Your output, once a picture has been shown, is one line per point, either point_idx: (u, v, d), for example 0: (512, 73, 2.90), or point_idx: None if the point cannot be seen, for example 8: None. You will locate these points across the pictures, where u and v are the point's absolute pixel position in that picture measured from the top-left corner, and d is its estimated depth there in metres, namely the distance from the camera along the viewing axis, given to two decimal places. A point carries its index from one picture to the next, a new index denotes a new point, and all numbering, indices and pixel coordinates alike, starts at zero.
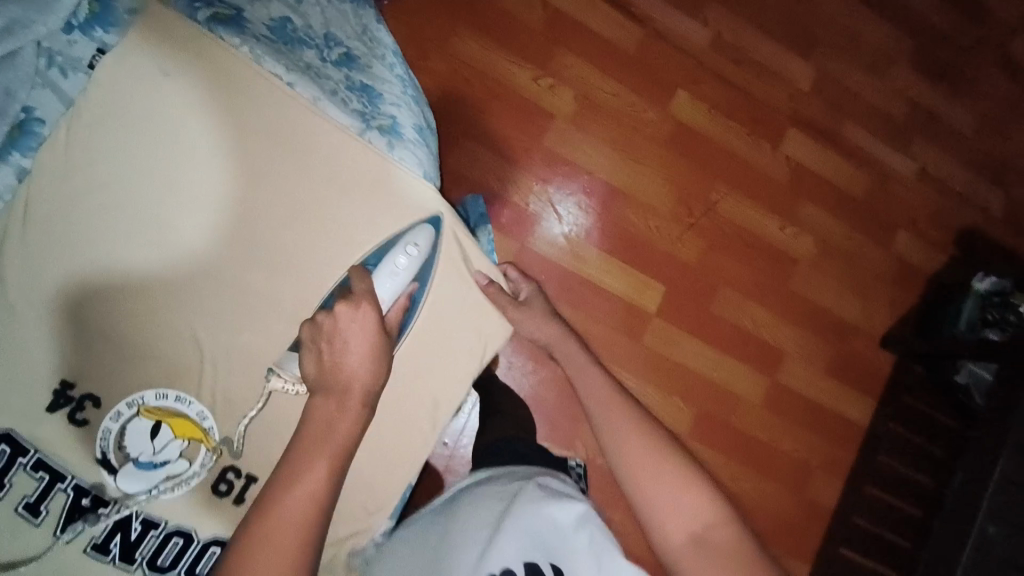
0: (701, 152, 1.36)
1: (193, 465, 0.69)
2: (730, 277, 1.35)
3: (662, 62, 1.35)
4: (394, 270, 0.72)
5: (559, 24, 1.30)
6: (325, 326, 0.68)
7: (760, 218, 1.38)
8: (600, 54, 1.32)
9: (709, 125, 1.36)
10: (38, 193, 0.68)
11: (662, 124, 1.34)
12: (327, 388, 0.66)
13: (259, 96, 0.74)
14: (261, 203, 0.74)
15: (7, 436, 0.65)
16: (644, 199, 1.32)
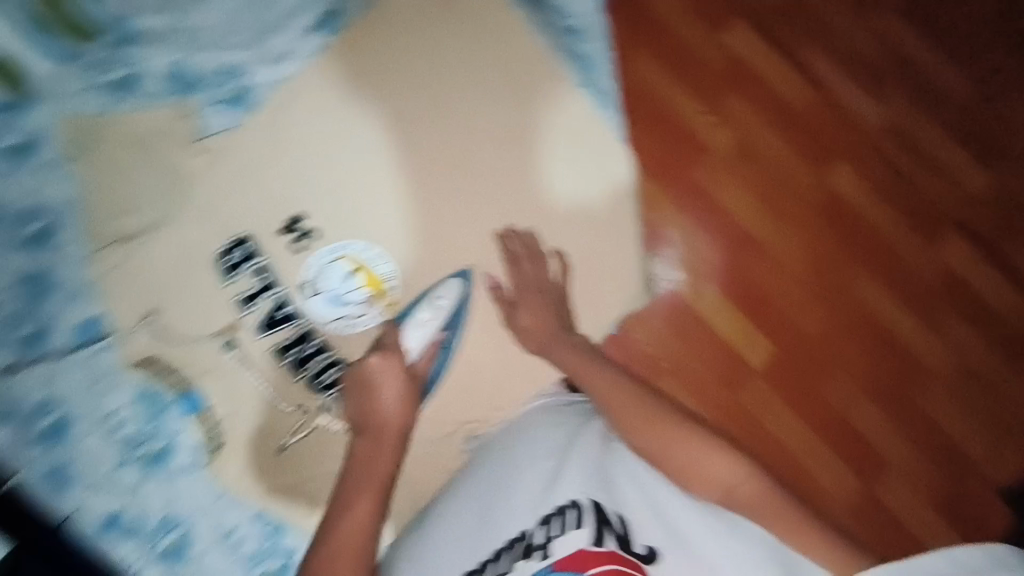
0: (849, 222, 1.13)
1: (367, 315, 0.79)
2: (850, 365, 1.09)
3: (822, 122, 1.15)
4: (420, 323, 0.77)
5: (737, 66, 1.15)
6: (355, 375, 0.72)
7: (897, 311, 1.11)
8: (769, 106, 1.15)
9: (867, 207, 1.13)
10: (324, 69, 0.79)
11: (813, 185, 1.13)
12: (365, 431, 0.69)
13: (513, 44, 0.84)
14: (487, 127, 0.83)
15: (247, 239, 0.77)
16: (774, 258, 1.11)
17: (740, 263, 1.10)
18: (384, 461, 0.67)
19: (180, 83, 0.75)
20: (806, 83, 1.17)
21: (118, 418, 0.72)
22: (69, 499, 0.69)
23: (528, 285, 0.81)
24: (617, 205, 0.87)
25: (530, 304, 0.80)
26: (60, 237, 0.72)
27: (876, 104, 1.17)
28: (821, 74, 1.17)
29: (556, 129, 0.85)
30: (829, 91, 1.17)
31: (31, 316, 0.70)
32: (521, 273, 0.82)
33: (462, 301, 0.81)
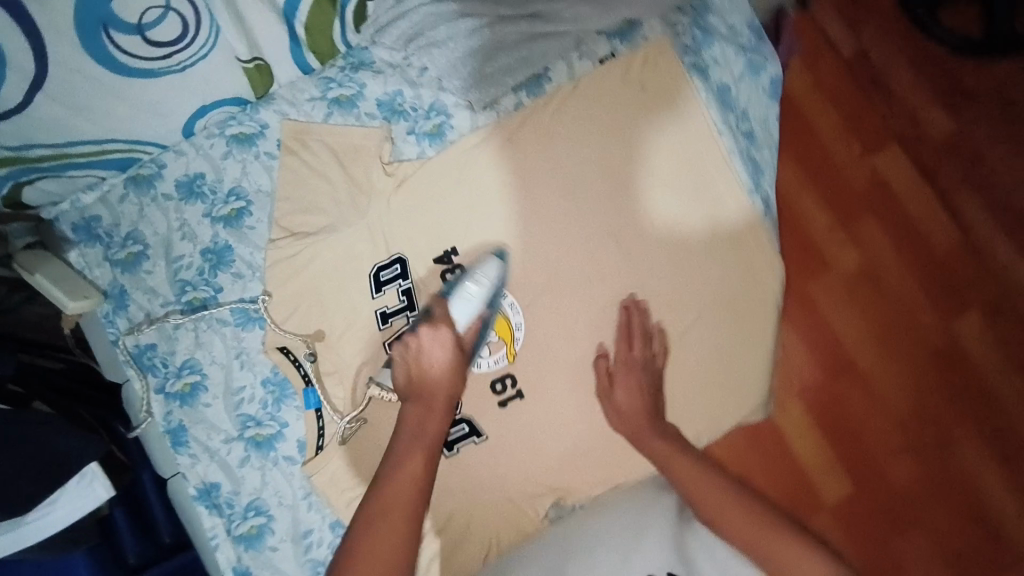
0: (967, 382, 1.03)
1: (489, 359, 0.78)
2: (932, 526, 1.00)
3: (959, 271, 1.07)
4: (465, 296, 0.71)
5: (880, 191, 1.10)
6: (409, 349, 0.68)
7: (1000, 484, 1.01)
8: (906, 239, 1.08)
9: (993, 367, 1.03)
10: (510, 124, 0.82)
11: (937, 332, 1.05)
12: (416, 396, 0.66)
13: (696, 133, 0.81)
14: (652, 213, 0.80)
15: (402, 260, 0.81)
16: (873, 393, 1.04)
17: (834, 388, 1.04)
18: (434, 424, 0.65)
19: (390, 110, 0.84)
20: (952, 225, 1.09)
21: (241, 396, 0.78)
22: (181, 457, 0.78)
23: (632, 364, 0.78)
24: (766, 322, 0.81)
25: (626, 382, 0.77)
26: (245, 221, 0.83)
27: None
28: (972, 219, 1.09)
29: (722, 231, 0.80)
30: (977, 237, 1.08)
31: (205, 283, 0.81)
32: (627, 348, 0.78)
33: (500, 277, 0.76)
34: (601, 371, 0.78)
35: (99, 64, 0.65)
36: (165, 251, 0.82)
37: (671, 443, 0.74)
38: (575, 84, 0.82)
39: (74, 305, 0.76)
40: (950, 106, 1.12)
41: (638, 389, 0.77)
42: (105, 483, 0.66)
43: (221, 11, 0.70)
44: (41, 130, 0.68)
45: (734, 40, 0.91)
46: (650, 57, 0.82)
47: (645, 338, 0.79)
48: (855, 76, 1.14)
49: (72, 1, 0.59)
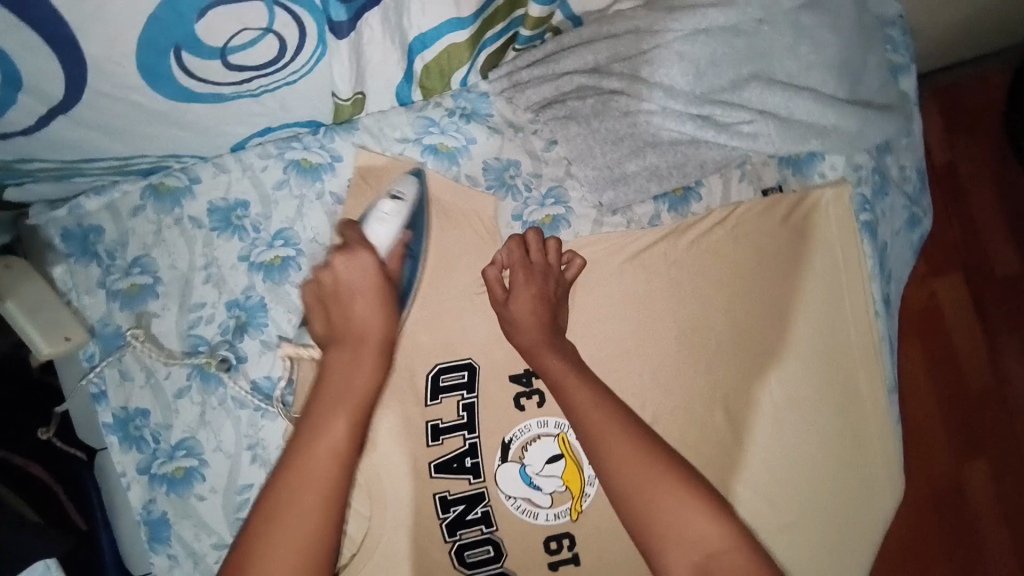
0: (957, 525, 1.03)
1: (549, 510, 0.66)
2: None
3: (983, 414, 1.06)
4: (382, 216, 0.59)
5: (934, 321, 1.08)
6: (325, 282, 0.58)
7: None
8: (943, 369, 1.06)
9: (984, 518, 1.03)
10: (641, 242, 0.67)
11: (945, 471, 1.04)
12: (340, 338, 0.56)
13: (848, 295, 0.68)
14: (779, 395, 0.67)
15: (473, 369, 0.67)
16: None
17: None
18: (364, 374, 0.54)
19: (498, 180, 0.68)
20: (990, 369, 1.07)
21: (245, 497, 0.63)
22: (157, 557, 0.63)
23: (538, 270, 0.63)
24: (860, 552, 0.66)
25: (524, 289, 0.62)
26: (289, 276, 0.66)
27: None
28: (1007, 365, 1.07)
29: (841, 407, 0.67)
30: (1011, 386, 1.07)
31: (226, 348, 0.64)
32: (524, 254, 0.64)
33: (421, 202, 0.64)
34: (495, 282, 0.63)
35: (154, 90, 0.49)
36: (181, 294, 0.64)
37: (573, 366, 0.59)
38: (729, 212, 0.67)
39: (50, 351, 0.60)
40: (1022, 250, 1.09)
41: (546, 300, 0.63)
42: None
43: (340, 54, 0.53)
44: (58, 149, 0.53)
45: (903, 188, 0.78)
46: (821, 203, 0.68)
47: (548, 252, 0.64)
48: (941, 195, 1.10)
49: (147, 19, 0.43)
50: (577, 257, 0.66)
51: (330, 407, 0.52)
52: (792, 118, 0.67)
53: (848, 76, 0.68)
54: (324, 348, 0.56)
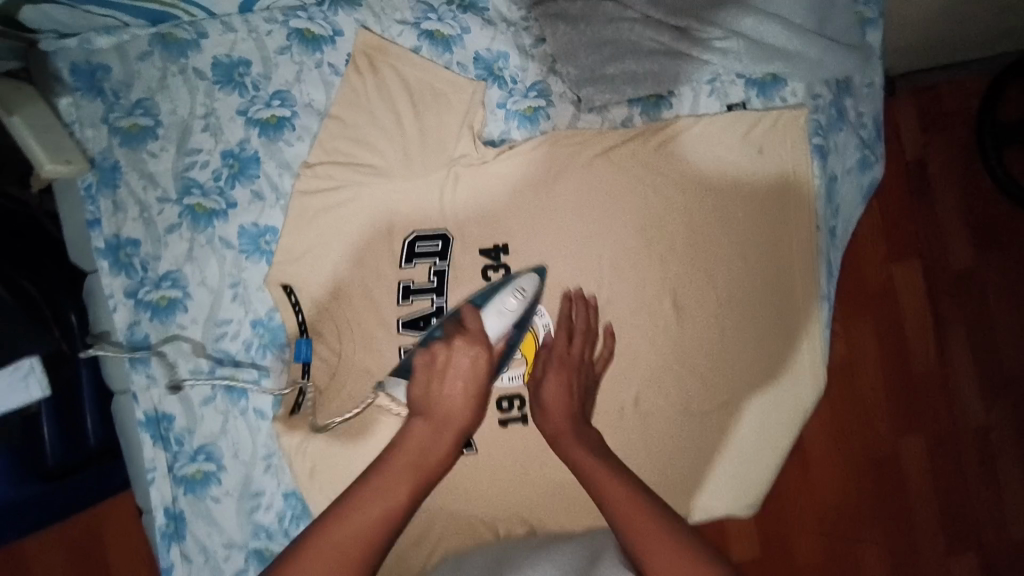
0: (891, 488, 1.13)
1: (506, 373, 0.72)
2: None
3: (924, 394, 1.14)
4: (503, 309, 0.64)
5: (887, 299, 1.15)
6: (434, 359, 0.61)
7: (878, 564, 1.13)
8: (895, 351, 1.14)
9: (917, 484, 1.14)
10: (613, 140, 0.73)
11: (886, 439, 1.13)
12: (428, 413, 0.59)
13: (795, 207, 0.75)
14: (722, 290, 0.75)
15: (446, 238, 0.72)
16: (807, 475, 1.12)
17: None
18: (435, 457, 0.57)
19: (486, 70, 0.73)
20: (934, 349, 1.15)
21: (225, 329, 0.69)
22: (137, 376, 0.68)
23: (573, 357, 0.68)
24: (769, 457, 0.76)
25: (559, 369, 0.67)
26: (284, 134, 0.71)
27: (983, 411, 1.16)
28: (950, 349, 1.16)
29: (776, 306, 0.76)
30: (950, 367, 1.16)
31: (218, 193, 0.69)
32: (567, 342, 0.69)
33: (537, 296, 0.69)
34: (540, 357, 0.68)
35: None
36: (179, 138, 0.69)
37: (602, 462, 0.60)
38: (696, 121, 0.73)
39: (50, 168, 0.63)
40: (974, 231, 1.18)
41: (569, 387, 0.67)
42: (42, 386, 0.63)
43: None
44: None
45: (858, 132, 0.84)
46: (781, 122, 0.74)
47: (587, 335, 0.70)
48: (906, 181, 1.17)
49: None
50: (614, 334, 0.72)
51: (396, 468, 0.55)
52: (764, 43, 0.74)
53: (816, 11, 0.75)
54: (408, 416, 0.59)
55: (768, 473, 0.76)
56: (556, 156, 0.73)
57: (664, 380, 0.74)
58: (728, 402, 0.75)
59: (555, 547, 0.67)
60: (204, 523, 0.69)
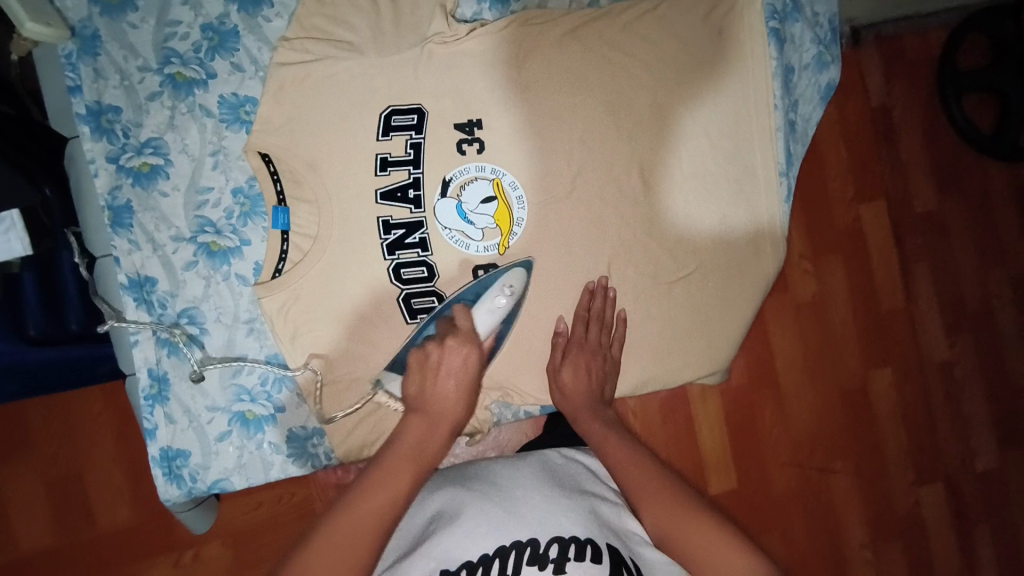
0: (856, 410, 1.23)
1: (480, 244, 0.75)
2: (778, 484, 1.21)
3: (892, 326, 1.23)
4: (491, 308, 0.72)
5: (855, 235, 1.21)
6: (423, 359, 0.67)
7: (837, 472, 1.22)
8: (861, 282, 1.22)
9: (884, 408, 1.24)
10: (581, 20, 0.77)
11: (855, 365, 1.23)
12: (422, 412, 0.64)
13: (750, 88, 0.80)
14: (683, 162, 0.79)
15: (422, 112, 0.74)
16: (782, 410, 1.21)
17: (751, 397, 1.20)
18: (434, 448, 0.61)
19: None
20: (902, 288, 1.24)
21: (206, 197, 0.72)
22: (118, 240, 0.70)
23: (588, 345, 0.75)
24: (732, 324, 0.80)
25: (577, 361, 0.75)
26: (263, 11, 0.73)
27: (945, 344, 1.26)
28: (912, 275, 1.25)
29: (733, 179, 0.80)
30: (916, 303, 1.25)
31: (198, 63, 0.71)
32: (585, 332, 0.75)
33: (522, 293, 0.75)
34: (556, 346, 0.76)
35: None
36: (160, 10, 0.71)
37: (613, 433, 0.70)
38: (657, 3, 0.78)
39: (30, 27, 0.64)
40: (929, 155, 1.24)
41: (587, 371, 0.75)
42: (23, 243, 0.65)
43: None
44: None
45: (813, 29, 0.88)
46: (736, 6, 0.79)
47: (603, 324, 0.76)
48: (873, 123, 1.22)
49: None
50: (625, 320, 0.77)
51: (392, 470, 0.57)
52: None
53: None
54: (408, 415, 0.64)
55: (731, 338, 0.80)
56: (526, 34, 0.76)
57: (631, 252, 0.78)
58: (693, 270, 0.79)
59: (515, 469, 0.66)
60: (186, 386, 0.71)
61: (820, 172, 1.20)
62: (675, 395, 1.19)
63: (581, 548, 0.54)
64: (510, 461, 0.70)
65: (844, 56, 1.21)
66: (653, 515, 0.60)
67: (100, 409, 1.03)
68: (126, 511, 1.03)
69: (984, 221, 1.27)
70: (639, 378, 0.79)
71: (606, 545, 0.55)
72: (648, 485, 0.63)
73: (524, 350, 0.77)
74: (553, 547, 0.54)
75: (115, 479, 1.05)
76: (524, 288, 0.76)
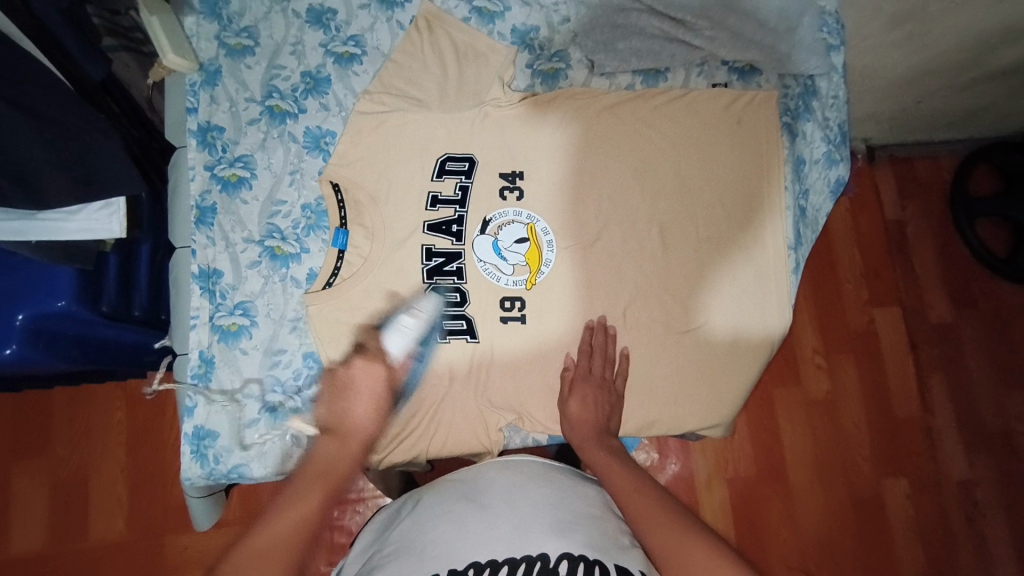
0: (867, 508, 1.21)
1: (510, 277, 0.83)
2: (784, 574, 1.17)
3: (903, 428, 1.24)
4: (400, 329, 0.77)
5: (866, 329, 1.26)
6: (339, 377, 0.73)
7: (847, 570, 1.18)
8: (872, 377, 1.25)
9: (897, 511, 1.21)
10: (619, 101, 0.89)
11: (866, 460, 1.22)
12: (333, 432, 0.68)
13: (764, 171, 0.89)
14: (702, 230, 0.87)
15: (473, 161, 0.86)
16: (790, 505, 1.20)
17: (758, 488, 1.20)
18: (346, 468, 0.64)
19: (520, 39, 0.93)
20: (916, 394, 1.26)
21: (278, 209, 0.82)
22: (198, 236, 0.80)
23: (597, 380, 0.80)
24: (738, 384, 0.84)
25: (583, 393, 0.79)
26: (354, 67, 0.88)
27: (962, 456, 1.25)
28: (927, 379, 1.26)
29: (744, 245, 0.87)
30: (930, 406, 1.26)
31: (293, 100, 0.85)
32: (588, 364, 0.81)
33: (435, 321, 0.81)
34: (564, 379, 0.81)
35: None
36: (272, 57, 0.87)
37: (616, 461, 0.72)
38: (685, 92, 0.91)
39: (172, 58, 0.81)
40: (941, 264, 1.31)
41: (594, 405, 0.78)
42: (121, 226, 0.73)
43: None
44: None
45: (823, 130, 0.96)
46: (755, 101, 0.91)
47: (606, 358, 0.81)
48: (884, 230, 1.30)
49: None
50: (627, 356, 0.83)
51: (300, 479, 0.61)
52: (743, 35, 0.92)
53: (790, 21, 0.92)
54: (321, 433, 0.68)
55: (736, 397, 0.84)
56: (570, 108, 0.88)
57: (648, 302, 0.85)
58: (705, 327, 0.85)
59: (522, 487, 0.69)
60: (228, 371, 0.77)
61: (831, 267, 1.28)
62: (683, 474, 1.20)
63: (590, 566, 0.57)
64: (524, 471, 0.73)
65: (857, 167, 1.33)
66: (655, 537, 0.61)
67: (117, 418, 1.10)
68: (118, 525, 1.08)
69: (999, 336, 1.29)
70: (645, 419, 0.83)
71: (614, 565, 0.58)
72: (649, 512, 0.63)
73: (538, 381, 0.82)
74: (563, 563, 0.57)
75: (112, 493, 1.08)
76: (543, 323, 0.83)
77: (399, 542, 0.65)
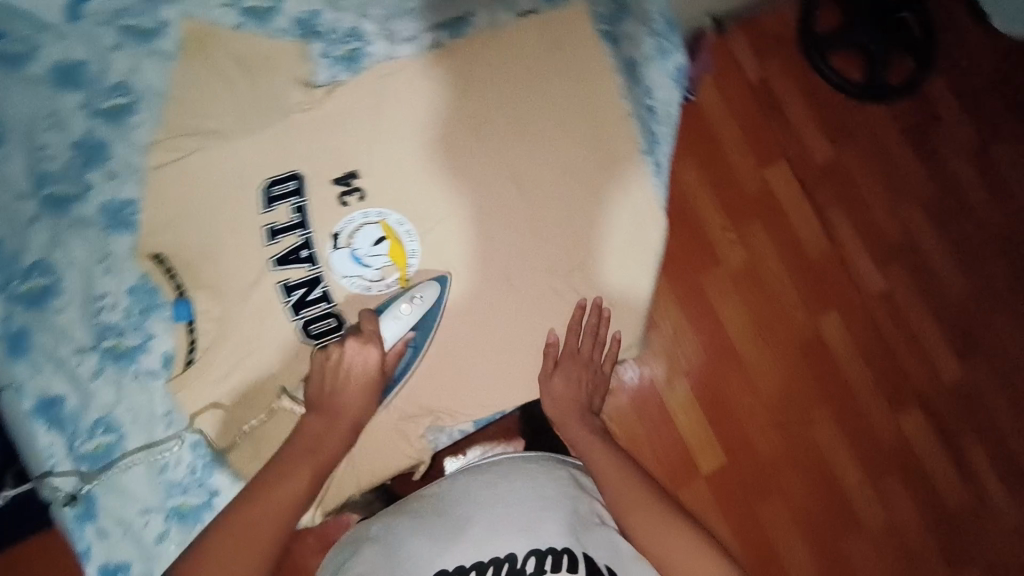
0: (811, 350, 1.23)
1: (381, 283, 0.78)
2: (756, 441, 1.19)
3: (819, 266, 1.26)
4: (397, 315, 0.75)
5: (762, 193, 1.27)
6: (332, 361, 0.71)
7: (812, 414, 1.21)
8: (778, 230, 1.26)
9: (838, 343, 1.24)
10: (432, 62, 0.83)
11: (797, 309, 1.24)
12: (323, 408, 0.70)
13: (596, 84, 0.86)
14: (557, 165, 0.84)
15: (298, 177, 0.78)
16: (746, 375, 1.21)
17: (714, 372, 1.20)
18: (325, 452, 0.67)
19: (306, 29, 0.83)
20: (822, 229, 1.27)
21: (103, 303, 0.74)
22: (20, 368, 0.72)
23: (578, 358, 0.81)
24: (636, 308, 0.86)
25: (568, 372, 0.80)
26: (129, 119, 0.77)
27: (878, 270, 1.27)
28: (829, 213, 1.28)
29: (603, 161, 0.84)
30: (839, 239, 1.28)
31: (71, 180, 0.75)
32: (579, 346, 0.81)
33: (439, 304, 0.79)
34: (550, 357, 0.81)
35: None
36: (27, 140, 0.74)
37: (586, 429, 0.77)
38: (495, 31, 0.85)
39: None
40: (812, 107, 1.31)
41: (577, 383, 0.80)
42: None
43: None
44: None
45: (645, 25, 0.93)
46: (566, 18, 0.87)
47: (597, 339, 0.82)
48: (754, 94, 1.29)
49: None
50: (619, 338, 0.84)
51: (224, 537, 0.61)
52: None
53: None
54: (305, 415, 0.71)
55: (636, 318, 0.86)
56: (382, 87, 0.81)
57: (529, 256, 0.82)
58: (591, 260, 0.84)
59: (492, 479, 0.67)
60: (114, 495, 0.72)
61: (711, 146, 1.28)
62: (642, 390, 1.20)
63: (558, 559, 0.58)
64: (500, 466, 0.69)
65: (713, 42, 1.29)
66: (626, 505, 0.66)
67: None
68: None
69: (884, 157, 1.30)
70: None
71: (582, 552, 0.60)
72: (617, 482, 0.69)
73: (447, 374, 0.80)
74: (531, 561, 0.58)
75: None
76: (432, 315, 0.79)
77: (375, 548, 0.63)
